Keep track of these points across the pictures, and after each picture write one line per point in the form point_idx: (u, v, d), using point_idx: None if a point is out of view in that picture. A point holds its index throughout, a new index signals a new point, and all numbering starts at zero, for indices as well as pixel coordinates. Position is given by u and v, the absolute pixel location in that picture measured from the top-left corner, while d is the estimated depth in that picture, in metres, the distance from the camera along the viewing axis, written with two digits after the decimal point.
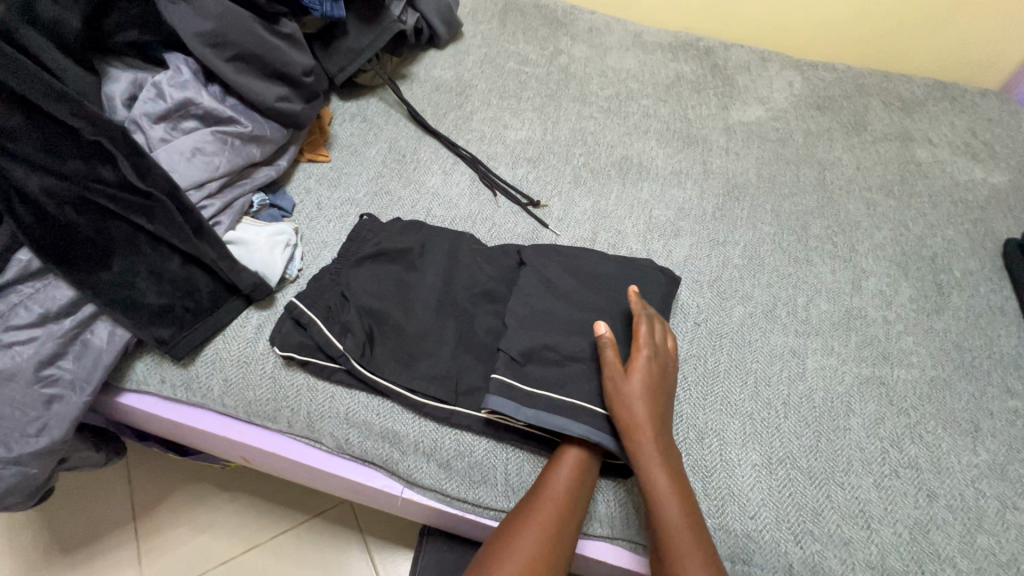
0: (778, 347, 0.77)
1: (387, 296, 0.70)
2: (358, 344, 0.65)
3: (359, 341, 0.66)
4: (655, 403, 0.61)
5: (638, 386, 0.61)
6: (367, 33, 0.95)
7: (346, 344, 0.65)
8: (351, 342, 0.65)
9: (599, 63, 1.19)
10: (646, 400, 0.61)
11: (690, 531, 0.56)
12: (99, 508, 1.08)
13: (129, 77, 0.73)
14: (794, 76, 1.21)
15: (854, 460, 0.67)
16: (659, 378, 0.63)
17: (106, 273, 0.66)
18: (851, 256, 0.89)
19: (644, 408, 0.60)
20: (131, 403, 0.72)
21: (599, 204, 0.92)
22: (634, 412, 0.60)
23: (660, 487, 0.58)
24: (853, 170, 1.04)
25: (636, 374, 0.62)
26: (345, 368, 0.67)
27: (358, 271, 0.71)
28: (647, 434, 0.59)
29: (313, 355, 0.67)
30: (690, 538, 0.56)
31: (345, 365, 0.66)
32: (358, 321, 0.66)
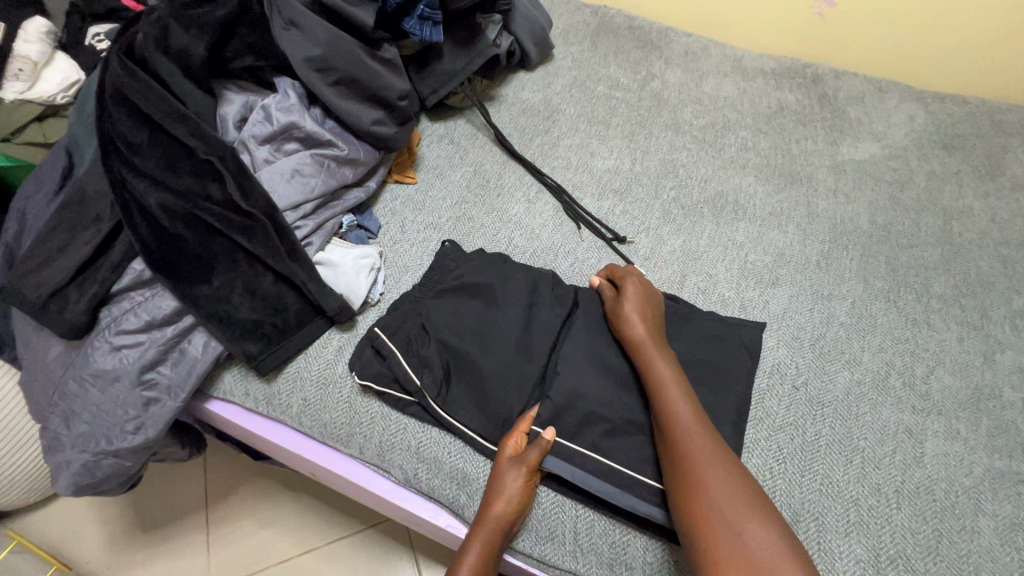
0: (890, 425, 0.68)
1: (466, 331, 0.68)
2: (435, 381, 0.65)
3: (436, 376, 0.65)
4: (688, 386, 0.62)
5: (665, 359, 0.63)
6: (462, 56, 0.95)
7: (423, 380, 0.65)
8: (429, 377, 0.65)
9: (694, 90, 1.13)
10: (676, 374, 0.62)
11: (744, 499, 0.51)
12: (177, 491, 1.15)
13: (242, 99, 0.77)
14: (917, 110, 1.10)
15: (984, 571, 0.58)
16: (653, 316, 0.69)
17: (205, 286, 0.69)
18: (982, 323, 0.78)
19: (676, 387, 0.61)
20: (217, 410, 0.75)
21: (689, 244, 0.86)
22: (666, 388, 0.61)
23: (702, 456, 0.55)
24: (987, 222, 0.91)
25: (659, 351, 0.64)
26: (419, 403, 0.66)
27: (439, 303, 0.71)
28: (682, 410, 0.59)
29: (389, 386, 0.66)
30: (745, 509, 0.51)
31: (420, 399, 0.65)
32: (437, 356, 0.66)
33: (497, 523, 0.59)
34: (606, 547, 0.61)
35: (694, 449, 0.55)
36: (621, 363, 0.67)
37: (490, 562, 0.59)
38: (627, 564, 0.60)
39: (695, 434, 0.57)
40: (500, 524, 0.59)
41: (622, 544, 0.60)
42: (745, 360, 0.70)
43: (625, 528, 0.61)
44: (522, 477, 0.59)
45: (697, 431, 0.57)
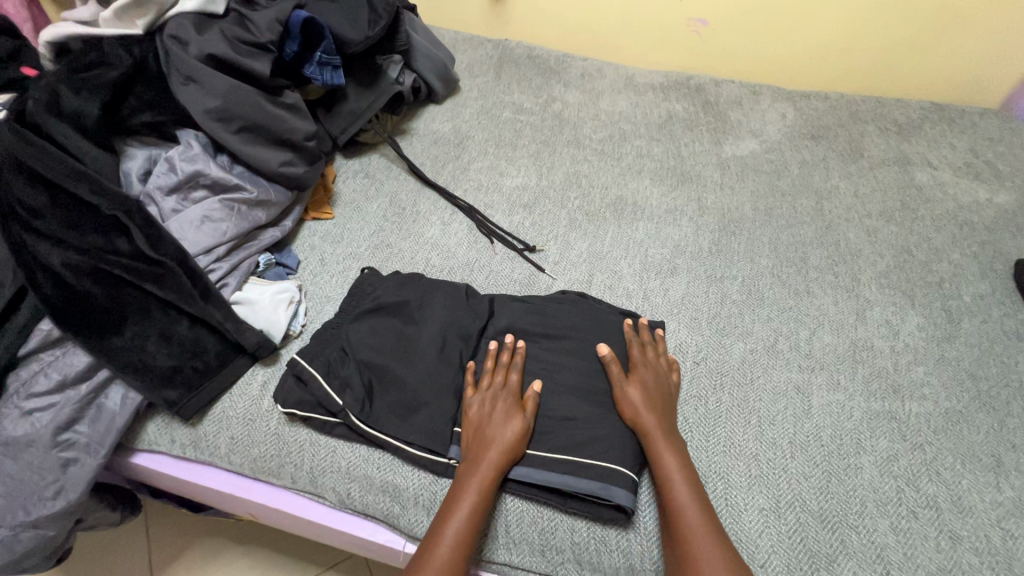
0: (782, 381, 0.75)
1: (386, 349, 0.72)
2: (358, 399, 0.67)
3: (359, 395, 0.68)
4: (658, 402, 0.68)
5: (634, 386, 0.69)
6: (366, 97, 1.01)
7: (345, 400, 0.67)
8: (351, 397, 0.68)
9: (592, 108, 1.22)
10: (648, 398, 0.68)
11: (698, 495, 0.61)
12: (118, 564, 1.10)
13: (145, 153, 0.79)
14: (786, 107, 1.23)
15: (869, 501, 0.65)
16: (659, 389, 0.70)
17: (118, 338, 0.69)
18: (854, 286, 0.88)
19: (645, 404, 0.67)
20: (144, 463, 0.74)
21: (594, 246, 0.93)
22: (635, 406, 0.67)
23: (665, 457, 0.63)
24: (851, 198, 1.03)
25: (635, 380, 0.69)
26: (345, 423, 0.68)
27: (358, 326, 0.74)
28: (650, 422, 0.66)
29: (314, 411, 0.69)
30: (698, 503, 0.60)
31: (344, 419, 0.67)
32: (357, 376, 0.69)
33: (458, 528, 0.59)
34: (537, 535, 0.64)
35: (659, 453, 0.64)
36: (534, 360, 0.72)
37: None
38: (557, 547, 0.64)
39: (660, 438, 0.65)
40: (464, 531, 0.59)
41: (551, 528, 0.64)
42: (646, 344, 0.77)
43: (553, 512, 0.65)
44: (484, 475, 0.61)
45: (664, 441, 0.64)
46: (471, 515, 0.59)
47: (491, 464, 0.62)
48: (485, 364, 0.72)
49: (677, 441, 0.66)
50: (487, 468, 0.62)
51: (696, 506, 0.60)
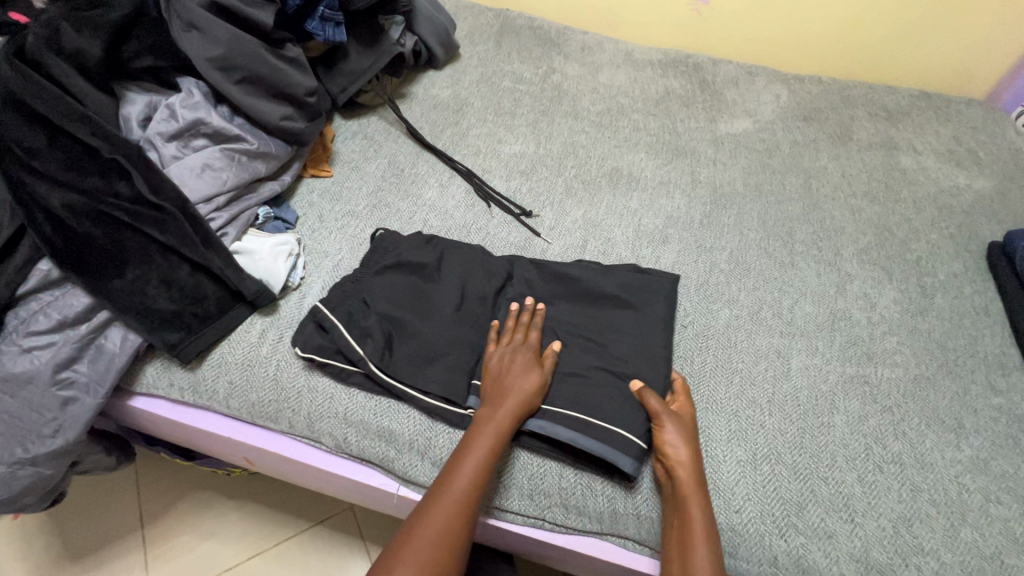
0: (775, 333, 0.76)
1: (406, 303, 0.74)
2: (378, 349, 0.69)
3: (380, 345, 0.70)
4: (696, 445, 0.65)
5: (676, 429, 0.65)
6: (367, 56, 1.01)
7: (366, 350, 0.69)
8: (371, 346, 0.69)
9: (591, 81, 1.23)
10: (690, 443, 0.64)
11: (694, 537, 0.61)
12: (109, 515, 1.11)
13: (145, 99, 0.78)
14: (781, 89, 1.25)
15: (838, 456, 0.69)
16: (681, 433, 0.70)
17: (118, 281, 0.70)
18: (836, 261, 0.92)
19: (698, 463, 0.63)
20: (142, 407, 0.75)
21: (589, 214, 0.95)
22: (676, 448, 0.63)
23: (692, 501, 0.60)
24: (838, 178, 1.06)
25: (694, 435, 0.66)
26: (363, 372, 0.70)
27: (378, 280, 0.76)
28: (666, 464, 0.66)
29: (333, 358, 0.70)
30: (710, 547, 0.58)
31: (364, 368, 0.69)
32: (377, 326, 0.71)
33: (473, 470, 0.60)
34: (526, 480, 0.67)
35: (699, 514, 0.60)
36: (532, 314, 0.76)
37: (462, 519, 0.58)
38: (545, 492, 0.67)
39: (691, 480, 0.62)
40: (478, 473, 0.60)
41: (541, 474, 0.67)
42: (664, 303, 0.78)
43: (541, 460, 0.68)
44: (501, 421, 0.63)
45: (695, 486, 0.61)
46: (486, 460, 0.61)
47: (507, 412, 0.64)
48: (507, 322, 0.73)
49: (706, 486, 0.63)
50: (504, 415, 0.64)
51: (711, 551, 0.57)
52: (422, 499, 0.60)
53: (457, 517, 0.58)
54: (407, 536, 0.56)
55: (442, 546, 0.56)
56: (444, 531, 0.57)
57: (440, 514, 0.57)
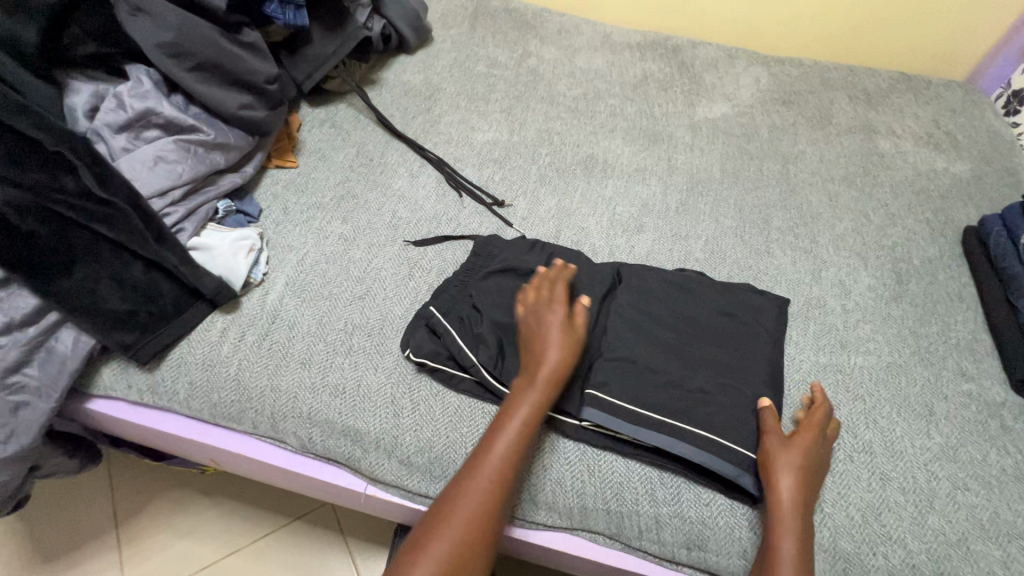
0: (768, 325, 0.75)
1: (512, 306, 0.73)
2: (492, 355, 0.69)
3: (492, 351, 0.69)
4: (814, 469, 0.62)
5: (796, 454, 0.62)
6: (332, 40, 0.97)
7: (479, 356, 0.69)
8: (485, 353, 0.69)
9: (567, 65, 1.20)
10: (806, 468, 0.61)
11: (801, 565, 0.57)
12: (82, 515, 1.09)
13: (91, 87, 0.74)
14: (761, 72, 1.23)
15: None
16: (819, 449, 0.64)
17: (67, 280, 0.67)
18: (812, 248, 0.91)
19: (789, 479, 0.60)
20: (100, 409, 0.73)
21: (563, 203, 0.93)
22: (785, 471, 0.61)
23: (789, 531, 0.58)
24: (817, 163, 1.05)
25: (795, 448, 0.62)
26: (474, 379, 0.70)
27: (488, 284, 0.76)
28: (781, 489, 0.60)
29: (444, 364, 0.70)
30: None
31: (476, 375, 0.69)
32: (490, 332, 0.70)
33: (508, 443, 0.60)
34: None
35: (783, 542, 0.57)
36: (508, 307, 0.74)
37: (497, 494, 0.58)
38: (513, 488, 0.66)
39: (795, 514, 0.59)
40: (515, 450, 0.60)
41: None
42: (687, 298, 0.77)
43: None
44: (534, 397, 0.62)
45: (792, 516, 0.59)
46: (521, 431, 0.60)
47: (541, 381, 0.62)
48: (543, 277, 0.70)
49: (809, 513, 0.60)
50: (540, 385, 0.62)
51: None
52: (456, 474, 0.60)
53: (492, 492, 0.58)
54: (444, 509, 0.57)
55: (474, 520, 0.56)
56: (480, 506, 0.57)
57: (474, 489, 0.57)
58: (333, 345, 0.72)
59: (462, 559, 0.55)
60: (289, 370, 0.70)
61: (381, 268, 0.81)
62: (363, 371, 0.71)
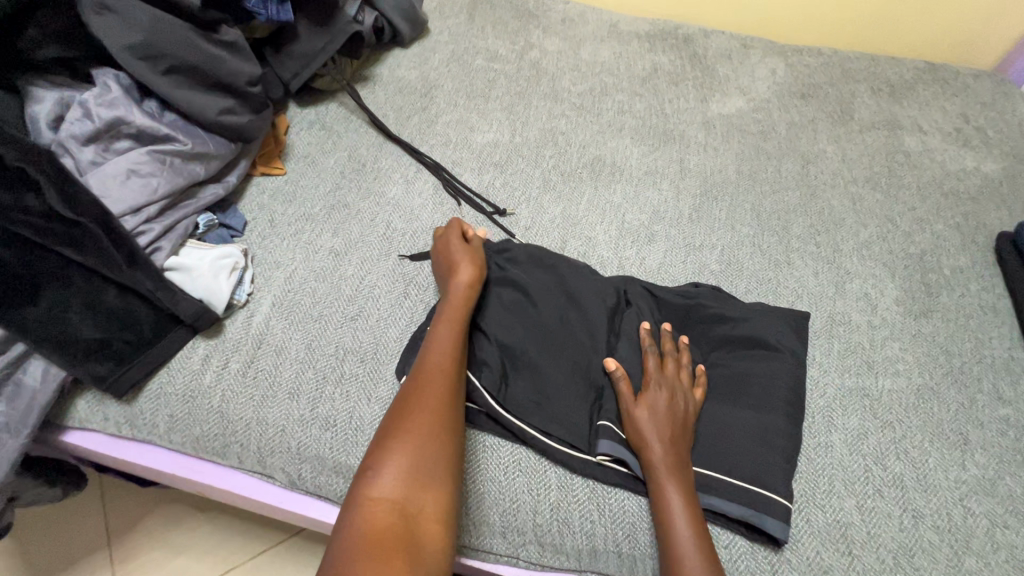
0: (792, 347, 0.69)
1: (518, 329, 0.69)
2: (495, 381, 0.64)
3: (495, 375, 0.65)
4: (671, 428, 0.60)
5: (650, 423, 0.60)
6: (319, 37, 0.90)
7: (482, 380, 0.64)
8: (488, 377, 0.64)
9: (572, 57, 1.13)
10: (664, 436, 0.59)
11: (698, 535, 0.55)
12: (72, 534, 1.06)
13: (54, 95, 0.67)
14: (777, 63, 1.16)
15: (837, 480, 0.64)
16: (673, 409, 0.61)
17: (31, 310, 0.61)
18: (835, 257, 0.85)
19: (651, 437, 0.59)
20: (75, 442, 0.68)
21: (569, 210, 0.88)
22: (649, 442, 0.59)
23: (669, 503, 0.56)
24: (838, 163, 0.99)
25: (643, 402, 0.61)
26: (478, 408, 0.65)
27: (487, 303, 0.71)
28: (657, 450, 0.59)
29: None
30: (700, 551, 0.54)
31: (480, 404, 0.64)
32: (494, 357, 0.66)
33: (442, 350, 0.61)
34: (498, 517, 0.62)
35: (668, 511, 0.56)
36: (514, 328, 0.69)
37: (447, 397, 0.58)
38: (518, 529, 0.61)
39: (671, 483, 0.57)
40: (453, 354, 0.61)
41: (513, 509, 0.62)
42: (703, 317, 0.72)
43: (513, 494, 0.62)
44: (455, 314, 0.65)
45: (663, 470, 0.58)
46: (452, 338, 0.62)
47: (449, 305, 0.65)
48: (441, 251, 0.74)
49: (684, 472, 0.58)
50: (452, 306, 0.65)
51: (691, 540, 0.54)
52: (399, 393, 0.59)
53: (442, 394, 0.57)
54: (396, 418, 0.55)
55: (433, 421, 0.55)
56: (435, 409, 0.56)
57: (426, 393, 0.57)
58: (323, 373, 0.67)
59: (428, 456, 0.53)
60: (276, 401, 0.65)
61: (374, 286, 0.76)
62: (355, 402, 0.66)
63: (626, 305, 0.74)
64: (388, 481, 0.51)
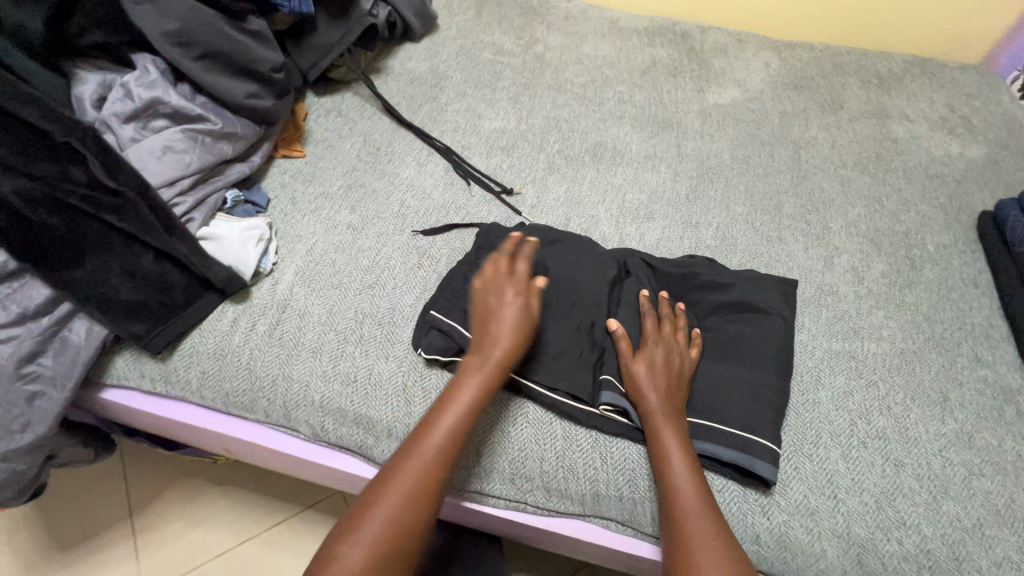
0: (781, 312, 0.74)
1: None
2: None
3: None
4: (667, 381, 0.65)
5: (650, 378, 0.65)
6: (337, 28, 0.96)
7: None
8: None
9: (575, 51, 1.19)
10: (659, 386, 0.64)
11: (694, 478, 0.59)
12: (96, 504, 1.10)
13: (98, 78, 0.74)
14: (771, 57, 1.21)
15: (824, 432, 0.68)
16: (670, 365, 0.66)
17: (78, 270, 0.67)
18: (824, 234, 0.90)
19: (650, 389, 0.64)
20: (112, 399, 0.73)
21: (572, 190, 0.93)
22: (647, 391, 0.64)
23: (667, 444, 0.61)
24: (829, 148, 1.04)
25: (643, 358, 0.66)
26: None
27: None
28: (655, 401, 0.63)
29: (456, 357, 0.70)
30: (697, 491, 0.58)
31: None
32: None
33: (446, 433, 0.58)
34: (507, 465, 0.66)
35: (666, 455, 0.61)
36: None
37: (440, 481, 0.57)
38: (526, 476, 0.66)
39: (668, 427, 0.62)
40: (451, 434, 0.58)
41: (521, 457, 0.66)
42: (699, 284, 0.76)
43: (521, 444, 0.67)
44: (486, 374, 0.61)
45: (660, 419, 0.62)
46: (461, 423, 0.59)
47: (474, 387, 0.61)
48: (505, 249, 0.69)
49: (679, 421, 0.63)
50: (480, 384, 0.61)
51: (688, 482, 0.59)
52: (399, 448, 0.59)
53: (428, 472, 0.56)
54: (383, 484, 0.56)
55: (412, 501, 0.55)
56: (420, 487, 0.55)
57: (414, 472, 0.56)
58: (344, 334, 0.72)
59: (404, 535, 0.54)
60: (300, 358, 0.70)
61: (390, 257, 0.81)
62: (374, 360, 0.71)
63: (626, 274, 0.78)
64: (360, 555, 0.52)
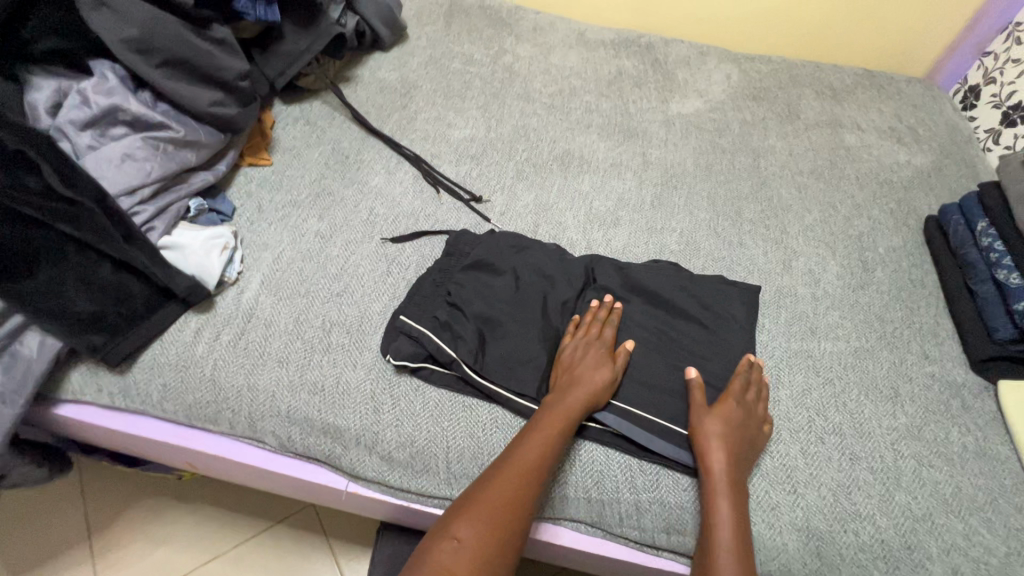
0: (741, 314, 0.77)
1: (491, 302, 0.74)
2: (471, 351, 0.69)
3: (470, 346, 0.70)
4: (735, 445, 0.63)
5: (590, 363, 0.67)
6: (304, 37, 0.96)
7: (458, 351, 0.69)
8: (464, 349, 0.69)
9: (543, 62, 1.21)
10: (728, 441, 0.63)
11: (742, 554, 0.58)
12: (51, 527, 1.05)
13: (53, 84, 0.72)
14: (732, 69, 1.26)
15: (783, 429, 0.71)
16: (740, 431, 0.65)
17: (30, 281, 0.65)
18: (783, 238, 0.93)
19: (718, 452, 0.62)
20: (68, 415, 0.71)
21: (540, 197, 0.94)
22: (711, 445, 0.63)
23: (721, 506, 0.60)
24: (786, 157, 1.08)
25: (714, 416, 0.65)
26: (455, 374, 0.70)
27: (465, 280, 0.76)
28: (718, 463, 0.62)
29: (425, 363, 0.70)
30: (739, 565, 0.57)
31: (457, 370, 0.69)
32: (469, 329, 0.71)
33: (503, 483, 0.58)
34: (477, 470, 0.67)
35: (718, 521, 0.59)
36: (491, 301, 0.74)
37: (501, 535, 0.56)
38: None
39: (725, 496, 0.60)
40: (543, 455, 0.61)
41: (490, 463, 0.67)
42: (665, 288, 0.78)
43: (491, 449, 0.67)
44: (548, 437, 0.62)
45: (720, 484, 0.61)
46: (523, 475, 0.59)
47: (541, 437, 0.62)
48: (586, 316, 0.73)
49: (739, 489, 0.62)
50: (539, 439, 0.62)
51: (732, 551, 0.58)
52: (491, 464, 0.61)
53: (520, 489, 0.59)
54: (473, 498, 0.58)
55: (494, 533, 0.56)
56: (509, 502, 0.58)
57: (477, 517, 0.56)
58: (311, 343, 0.72)
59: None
60: (266, 368, 0.70)
61: (358, 265, 0.80)
62: (342, 368, 0.70)
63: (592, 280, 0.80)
64: (459, 561, 0.54)
